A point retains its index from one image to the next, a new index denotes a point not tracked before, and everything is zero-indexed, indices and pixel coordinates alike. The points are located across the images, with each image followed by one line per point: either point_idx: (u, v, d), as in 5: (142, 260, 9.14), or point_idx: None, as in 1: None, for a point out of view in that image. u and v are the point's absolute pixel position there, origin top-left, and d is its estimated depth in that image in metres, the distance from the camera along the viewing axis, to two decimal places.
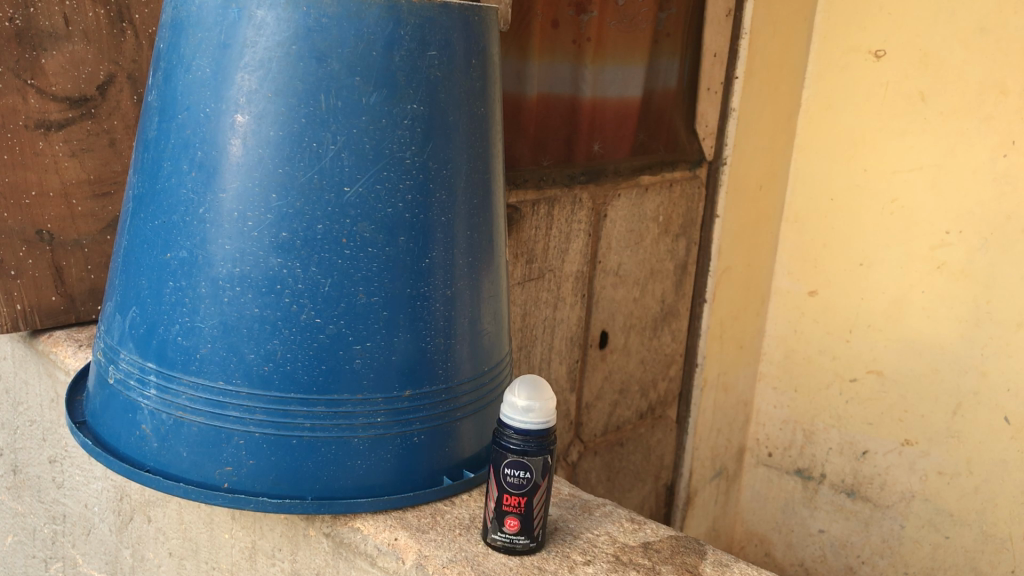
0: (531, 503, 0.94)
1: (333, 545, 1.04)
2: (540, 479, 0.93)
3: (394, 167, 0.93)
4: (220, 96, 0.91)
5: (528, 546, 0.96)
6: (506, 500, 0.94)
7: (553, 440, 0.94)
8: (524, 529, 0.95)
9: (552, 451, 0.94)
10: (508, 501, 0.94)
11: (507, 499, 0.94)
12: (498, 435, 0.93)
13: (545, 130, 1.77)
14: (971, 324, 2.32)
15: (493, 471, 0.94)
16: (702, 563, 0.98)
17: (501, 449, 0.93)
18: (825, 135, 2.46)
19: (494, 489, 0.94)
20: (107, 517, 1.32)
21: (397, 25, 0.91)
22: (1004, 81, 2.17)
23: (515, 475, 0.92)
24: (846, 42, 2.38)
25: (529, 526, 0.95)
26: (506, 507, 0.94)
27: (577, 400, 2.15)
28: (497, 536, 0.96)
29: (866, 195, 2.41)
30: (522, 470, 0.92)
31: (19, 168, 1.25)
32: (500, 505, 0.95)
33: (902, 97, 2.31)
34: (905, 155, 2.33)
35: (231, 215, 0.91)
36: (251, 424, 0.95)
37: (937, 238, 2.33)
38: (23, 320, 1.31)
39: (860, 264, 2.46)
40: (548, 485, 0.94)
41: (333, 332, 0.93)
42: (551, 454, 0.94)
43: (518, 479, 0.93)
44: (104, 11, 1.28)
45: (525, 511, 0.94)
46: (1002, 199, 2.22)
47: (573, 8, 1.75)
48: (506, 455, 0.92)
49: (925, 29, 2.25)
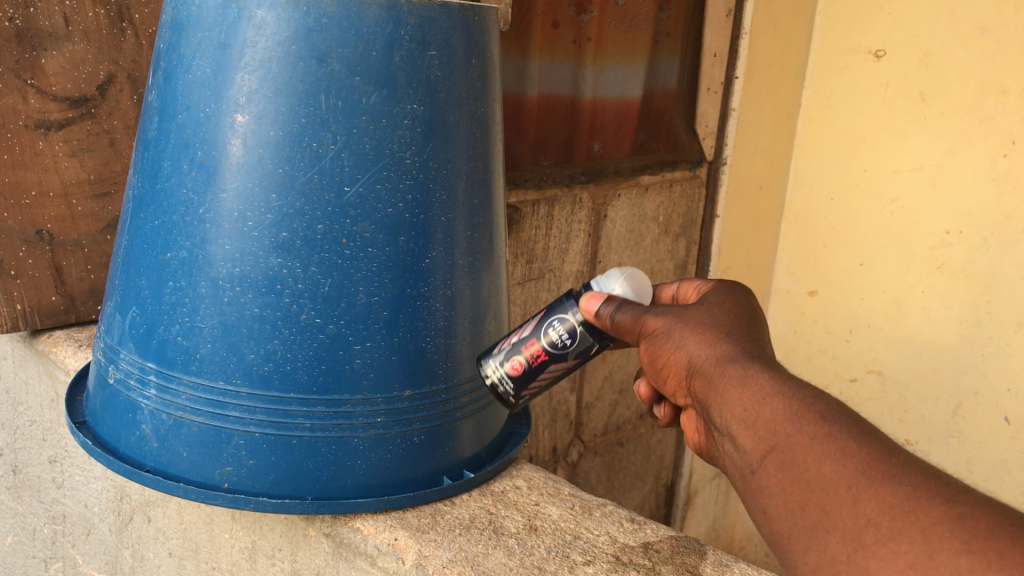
0: (545, 365, 0.96)
1: (333, 545, 1.04)
2: (570, 353, 0.96)
3: (394, 167, 0.93)
4: (220, 95, 0.90)
5: (507, 395, 0.98)
6: (535, 343, 0.96)
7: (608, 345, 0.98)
8: (516, 380, 0.97)
9: (597, 350, 0.97)
10: (535, 346, 0.96)
11: (530, 341, 0.96)
12: (571, 297, 0.97)
13: (545, 130, 1.78)
14: (971, 325, 2.25)
15: (548, 313, 0.96)
16: (702, 563, 0.97)
17: (570, 302, 0.96)
18: (824, 134, 2.43)
19: (527, 327, 0.97)
20: (107, 517, 1.31)
21: (397, 25, 0.91)
22: (1004, 81, 2.08)
23: (561, 333, 0.95)
24: (846, 42, 2.33)
25: (526, 381, 0.97)
26: (521, 346, 0.97)
27: (577, 400, 2.17)
28: (494, 369, 0.98)
29: (866, 196, 2.37)
30: (568, 335, 0.95)
31: (20, 168, 1.25)
32: (522, 345, 0.97)
33: (902, 97, 2.25)
34: (906, 155, 2.27)
35: (231, 214, 0.91)
36: (251, 424, 0.94)
37: (937, 238, 2.26)
38: (23, 320, 1.31)
39: (860, 264, 2.42)
40: (569, 367, 0.98)
41: (333, 332, 0.93)
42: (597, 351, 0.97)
43: (560, 338, 0.95)
44: (104, 10, 1.27)
45: (533, 364, 0.96)
46: (1002, 199, 2.13)
47: (573, 8, 1.74)
48: (567, 306, 0.96)
49: (926, 29, 2.18)
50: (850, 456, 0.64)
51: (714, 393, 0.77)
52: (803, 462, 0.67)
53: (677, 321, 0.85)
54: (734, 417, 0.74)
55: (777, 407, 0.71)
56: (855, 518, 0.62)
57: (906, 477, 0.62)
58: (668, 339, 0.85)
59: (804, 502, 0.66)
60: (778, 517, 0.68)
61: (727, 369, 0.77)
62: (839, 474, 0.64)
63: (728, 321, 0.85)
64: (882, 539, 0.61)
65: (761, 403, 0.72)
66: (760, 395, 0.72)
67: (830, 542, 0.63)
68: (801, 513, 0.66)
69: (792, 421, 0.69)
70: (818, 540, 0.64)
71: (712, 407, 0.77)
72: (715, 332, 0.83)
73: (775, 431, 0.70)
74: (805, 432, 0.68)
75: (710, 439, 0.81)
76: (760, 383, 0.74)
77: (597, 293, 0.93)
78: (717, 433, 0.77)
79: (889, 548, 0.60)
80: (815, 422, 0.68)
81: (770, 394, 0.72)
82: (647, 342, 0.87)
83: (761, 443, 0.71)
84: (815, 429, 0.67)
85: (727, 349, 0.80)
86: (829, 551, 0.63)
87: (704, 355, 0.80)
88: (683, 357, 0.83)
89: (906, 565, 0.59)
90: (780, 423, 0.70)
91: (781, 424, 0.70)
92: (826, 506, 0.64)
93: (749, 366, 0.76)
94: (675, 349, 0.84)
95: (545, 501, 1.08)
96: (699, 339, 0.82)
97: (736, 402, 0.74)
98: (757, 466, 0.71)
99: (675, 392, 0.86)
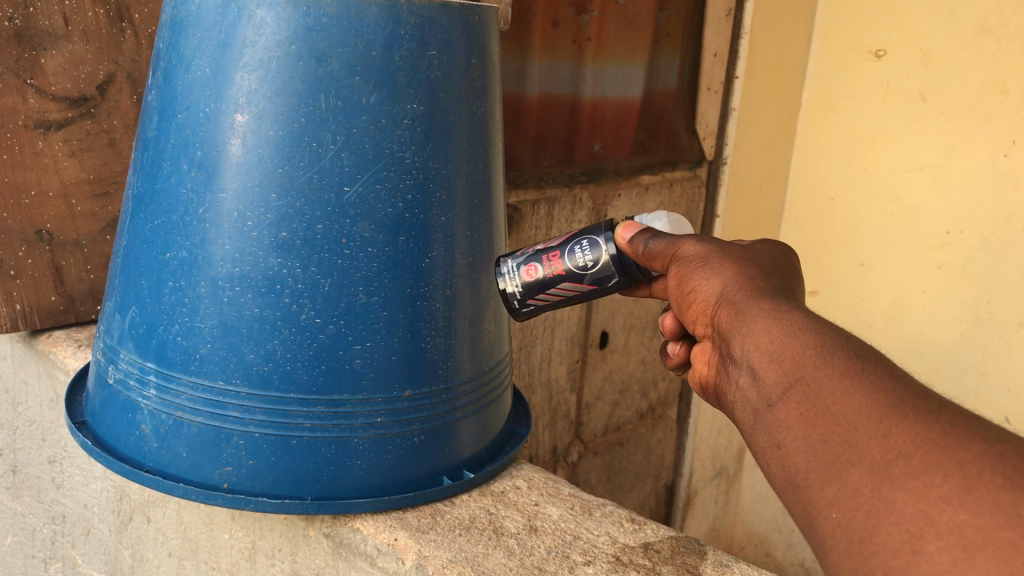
0: (557, 281, 0.98)
1: (333, 545, 1.04)
2: (586, 276, 0.97)
3: (394, 167, 0.93)
4: (220, 95, 0.90)
5: (512, 292, 1.01)
6: (556, 258, 0.98)
7: (631, 282, 0.97)
8: (527, 286, 1.00)
9: (614, 287, 0.97)
10: (555, 259, 0.98)
11: (553, 253, 0.99)
12: (603, 228, 0.97)
13: (545, 130, 1.78)
14: (971, 325, 2.19)
15: (578, 235, 0.98)
16: (702, 563, 0.97)
17: (604, 230, 0.97)
18: (825, 134, 2.38)
19: (556, 242, 1.00)
20: (107, 517, 1.31)
21: (397, 24, 0.91)
22: (1005, 80, 2.02)
23: (582, 257, 0.97)
24: (846, 42, 2.28)
25: (534, 288, 1.00)
26: (543, 255, 0.99)
27: (577, 400, 2.16)
28: (509, 264, 1.01)
29: (866, 195, 2.32)
30: (588, 261, 0.96)
31: (19, 168, 1.24)
32: (544, 254, 0.99)
33: (902, 96, 2.19)
34: (905, 155, 2.22)
35: (231, 215, 0.91)
36: (251, 424, 0.94)
37: (937, 238, 2.20)
38: (24, 320, 1.31)
39: (860, 264, 2.37)
40: (582, 295, 0.99)
41: (333, 332, 0.93)
42: (619, 284, 0.97)
43: (580, 260, 0.97)
44: (103, 10, 1.27)
45: (546, 274, 0.99)
46: (1002, 199, 2.07)
47: (573, 7, 1.74)
48: (600, 231, 0.97)
49: (926, 28, 2.13)
50: (883, 392, 0.61)
51: (739, 323, 0.75)
52: (830, 394, 0.63)
53: (719, 256, 0.84)
54: (758, 348, 0.71)
55: (808, 341, 0.68)
56: (884, 451, 0.59)
57: (942, 414, 0.59)
58: (702, 269, 0.84)
59: (826, 436, 0.63)
60: (793, 451, 0.65)
61: (760, 303, 0.75)
62: (870, 407, 0.61)
63: (768, 268, 0.83)
64: (913, 472, 0.57)
65: (791, 336, 0.69)
66: (792, 329, 0.70)
67: (853, 475, 0.60)
68: (822, 447, 0.63)
69: (823, 355, 0.66)
70: (838, 473, 0.61)
71: (735, 337, 0.75)
72: (753, 275, 0.81)
73: (803, 363, 0.67)
74: (837, 365, 0.65)
75: (721, 373, 0.79)
76: (793, 318, 0.71)
77: (634, 223, 0.95)
78: (734, 368, 0.75)
79: (921, 480, 0.57)
80: (848, 359, 0.65)
81: (801, 329, 0.69)
82: (678, 270, 0.86)
83: (784, 374, 0.68)
84: (847, 365, 0.64)
85: (763, 289, 0.78)
86: (851, 484, 0.60)
87: (736, 287, 0.79)
88: (713, 287, 0.81)
89: (938, 499, 0.56)
90: (809, 356, 0.67)
91: (808, 356, 0.67)
92: (851, 439, 0.61)
93: (783, 304, 0.74)
94: (707, 280, 0.82)
95: (545, 501, 1.08)
96: (735, 276, 0.81)
97: (764, 333, 0.71)
98: (776, 397, 0.68)
99: (697, 325, 0.84)
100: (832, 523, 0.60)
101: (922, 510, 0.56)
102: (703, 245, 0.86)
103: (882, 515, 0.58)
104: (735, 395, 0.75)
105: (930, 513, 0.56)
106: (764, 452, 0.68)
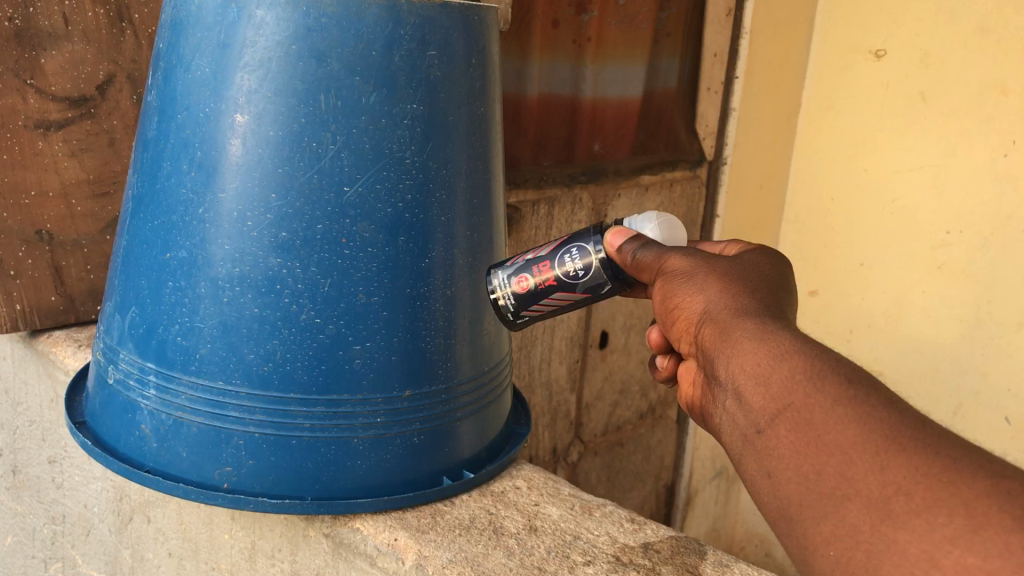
0: (550, 291, 0.98)
1: (333, 545, 1.04)
2: (579, 285, 0.97)
3: (394, 167, 0.93)
4: (220, 95, 0.90)
5: (506, 307, 1.01)
6: (547, 269, 0.98)
7: (624, 287, 0.97)
8: (518, 297, 1.00)
9: (607, 293, 0.98)
10: (546, 270, 0.98)
11: (543, 262, 0.98)
12: (592, 236, 0.97)
13: (545, 129, 1.78)
14: (971, 324, 2.19)
15: (567, 243, 0.98)
16: (702, 563, 0.97)
17: (594, 236, 0.96)
18: (825, 135, 2.38)
19: (546, 249, 0.99)
20: (107, 517, 1.31)
21: (397, 24, 0.91)
22: (1005, 80, 2.02)
23: (573, 266, 0.96)
24: (847, 43, 2.28)
25: (526, 300, 1.00)
26: (533, 264, 0.99)
27: (577, 401, 2.17)
28: (499, 277, 1.01)
29: (866, 196, 2.31)
30: (579, 270, 0.96)
31: (19, 168, 1.24)
32: (534, 264, 0.99)
33: (902, 97, 2.19)
34: (905, 154, 2.21)
35: (231, 214, 0.91)
36: (251, 424, 0.94)
37: (937, 239, 2.20)
38: (23, 321, 1.31)
39: (860, 264, 2.37)
40: (574, 301, 0.99)
41: (333, 332, 0.93)
42: (611, 291, 0.97)
43: (572, 270, 0.96)
44: (103, 10, 1.27)
45: (537, 285, 0.98)
46: (1002, 199, 2.07)
47: (573, 8, 1.74)
48: (589, 237, 0.97)
49: (925, 29, 2.12)
50: (879, 422, 0.61)
51: (724, 344, 0.74)
52: (821, 424, 0.63)
53: (707, 268, 0.84)
54: (743, 371, 0.71)
55: (797, 365, 0.67)
56: (883, 486, 0.59)
57: (942, 446, 0.59)
58: (687, 284, 0.84)
59: (819, 467, 0.63)
60: (784, 481, 0.65)
61: (745, 322, 0.75)
62: (864, 438, 0.61)
63: (755, 281, 0.83)
64: (915, 509, 0.57)
65: (778, 359, 0.69)
66: (779, 352, 0.69)
67: (850, 510, 0.60)
68: (815, 478, 0.63)
69: (813, 382, 0.66)
70: (835, 508, 0.61)
71: (719, 358, 0.74)
72: (741, 287, 0.81)
73: (792, 390, 0.66)
74: (826, 394, 0.64)
75: (706, 394, 0.79)
76: (779, 340, 0.70)
77: (623, 229, 0.94)
78: (720, 390, 0.74)
79: (924, 519, 0.57)
80: (840, 386, 0.65)
81: (789, 352, 0.69)
82: (663, 285, 0.86)
83: (772, 400, 0.68)
84: (840, 393, 0.64)
85: (751, 305, 0.78)
86: (848, 520, 0.60)
87: (722, 302, 0.79)
88: (697, 304, 0.81)
89: (944, 539, 0.56)
90: (798, 382, 0.66)
91: (800, 381, 0.66)
92: (847, 471, 0.61)
93: (772, 323, 0.74)
94: (691, 295, 0.82)
95: (545, 501, 1.08)
96: (722, 291, 0.81)
97: (750, 355, 0.71)
98: (764, 423, 0.68)
99: (682, 343, 0.84)
100: (830, 560, 0.61)
101: (926, 551, 0.56)
102: (689, 259, 0.86)
103: (883, 556, 0.58)
104: (722, 416, 0.75)
105: (936, 554, 0.56)
106: (754, 479, 0.68)
